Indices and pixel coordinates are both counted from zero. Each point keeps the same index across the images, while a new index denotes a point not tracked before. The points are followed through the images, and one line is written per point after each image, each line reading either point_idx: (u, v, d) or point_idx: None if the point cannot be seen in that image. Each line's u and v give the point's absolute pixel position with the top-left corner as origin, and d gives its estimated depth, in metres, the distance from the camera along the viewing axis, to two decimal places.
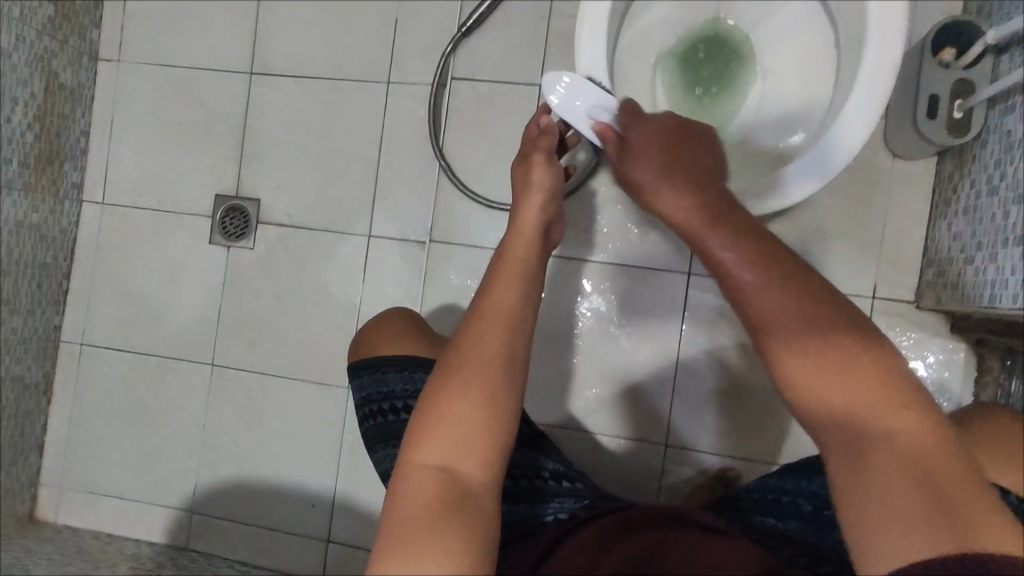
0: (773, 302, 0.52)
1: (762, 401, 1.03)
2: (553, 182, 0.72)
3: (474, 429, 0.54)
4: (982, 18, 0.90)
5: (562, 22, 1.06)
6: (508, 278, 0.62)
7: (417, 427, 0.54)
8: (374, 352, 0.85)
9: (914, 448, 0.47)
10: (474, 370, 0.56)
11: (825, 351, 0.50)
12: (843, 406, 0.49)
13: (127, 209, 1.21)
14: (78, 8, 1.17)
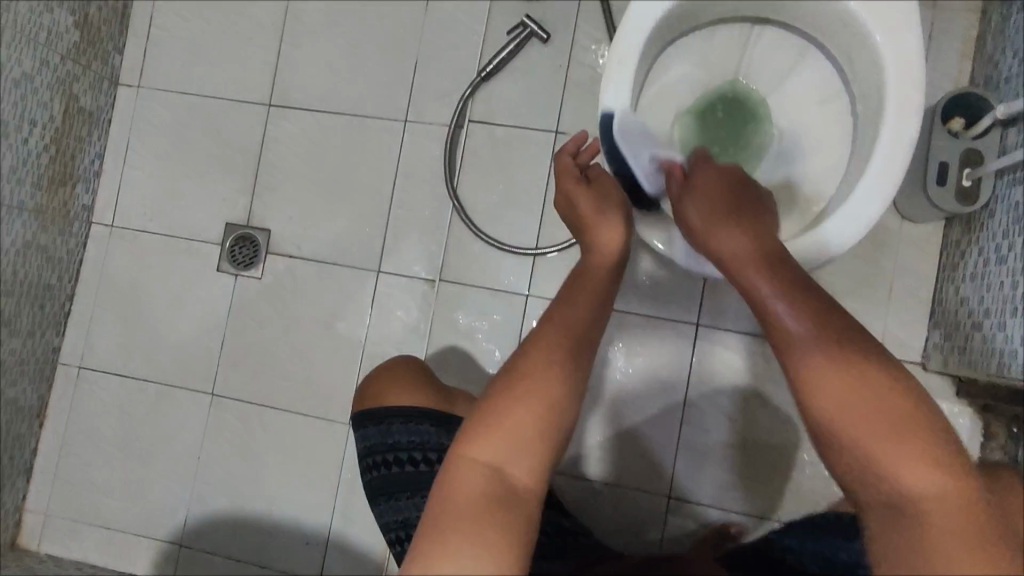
0: (814, 360, 0.51)
1: (769, 455, 1.02)
2: (621, 202, 0.71)
3: (530, 437, 0.54)
4: (991, 90, 0.93)
5: (580, 72, 1.08)
6: (583, 295, 0.63)
7: (472, 425, 0.55)
8: (378, 403, 0.85)
9: (953, 526, 0.46)
10: (540, 377, 0.56)
11: (872, 420, 0.48)
12: (880, 482, 0.48)
13: (136, 233, 1.21)
14: (102, 34, 1.18)
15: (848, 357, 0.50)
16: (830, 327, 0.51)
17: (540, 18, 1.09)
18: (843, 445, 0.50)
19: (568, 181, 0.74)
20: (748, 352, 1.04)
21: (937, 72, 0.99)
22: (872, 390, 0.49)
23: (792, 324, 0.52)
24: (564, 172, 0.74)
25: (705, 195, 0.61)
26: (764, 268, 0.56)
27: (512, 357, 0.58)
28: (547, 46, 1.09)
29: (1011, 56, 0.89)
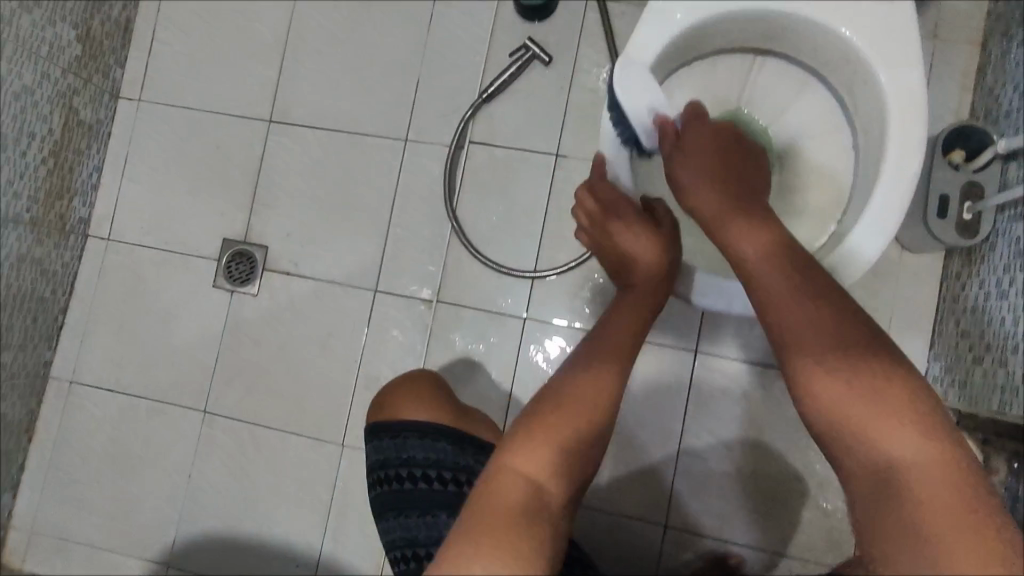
0: (787, 316, 0.57)
1: (767, 483, 1.01)
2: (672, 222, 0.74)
3: (564, 459, 0.60)
4: (991, 123, 0.93)
5: (581, 95, 1.08)
6: (626, 324, 0.69)
7: (516, 439, 0.61)
8: (395, 415, 0.83)
9: (927, 478, 0.49)
10: (578, 407, 0.63)
11: (843, 371, 0.54)
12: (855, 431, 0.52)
13: (132, 247, 1.20)
14: (104, 48, 1.18)
15: (817, 315, 0.56)
16: (801, 287, 0.58)
17: (542, 41, 1.10)
18: (818, 395, 0.55)
19: (603, 188, 0.74)
20: (748, 380, 1.03)
21: (938, 103, 0.99)
22: (841, 346, 0.55)
23: (768, 283, 0.59)
24: (600, 180, 0.75)
25: (695, 166, 0.68)
26: (745, 236, 0.62)
27: (547, 386, 0.66)
28: (549, 69, 1.09)
29: (1012, 90, 0.89)
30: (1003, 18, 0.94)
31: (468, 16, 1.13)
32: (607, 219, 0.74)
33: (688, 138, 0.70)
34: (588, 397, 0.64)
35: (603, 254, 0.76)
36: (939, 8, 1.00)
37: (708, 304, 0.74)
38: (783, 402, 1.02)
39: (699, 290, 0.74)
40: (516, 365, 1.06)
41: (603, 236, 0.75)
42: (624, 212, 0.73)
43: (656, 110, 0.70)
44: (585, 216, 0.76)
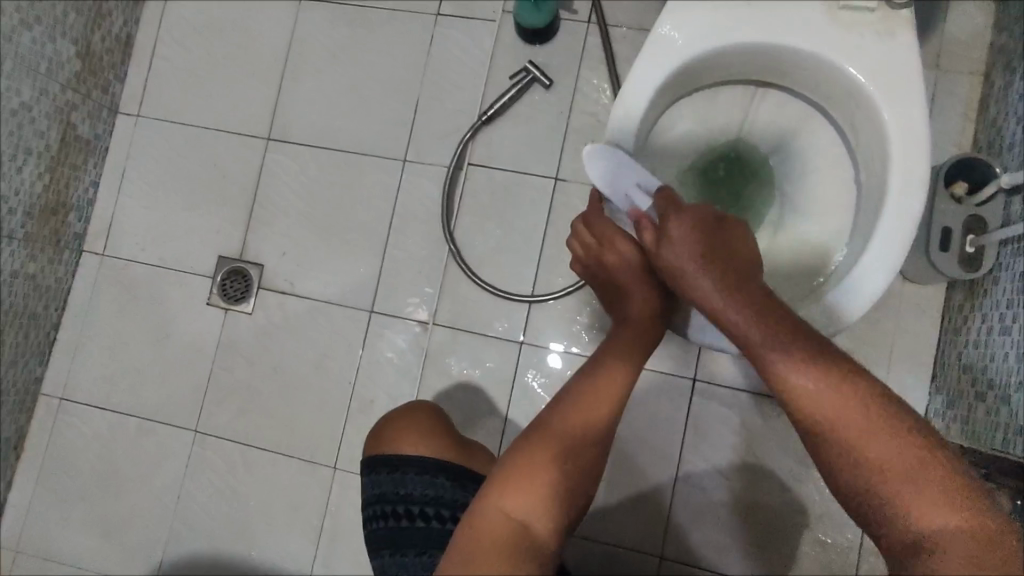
0: (817, 408, 0.53)
1: (766, 515, 0.99)
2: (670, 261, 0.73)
3: (552, 494, 0.60)
4: (994, 155, 0.92)
5: (582, 119, 1.07)
6: (619, 357, 0.68)
7: (503, 476, 0.61)
8: (395, 448, 0.81)
9: (974, 560, 0.46)
10: (567, 438, 0.63)
11: (878, 457, 0.51)
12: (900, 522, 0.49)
13: (127, 262, 1.19)
14: (104, 63, 1.18)
15: (843, 403, 0.52)
16: (826, 378, 0.53)
17: (543, 64, 1.09)
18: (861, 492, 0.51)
19: (598, 222, 0.73)
20: (746, 409, 1.02)
21: (940, 133, 0.98)
22: (872, 436, 0.51)
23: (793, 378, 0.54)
24: (594, 214, 0.74)
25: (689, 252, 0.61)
26: (763, 335, 0.56)
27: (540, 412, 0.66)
28: (549, 92, 1.08)
29: (1015, 122, 0.89)
30: (1006, 50, 0.94)
31: (469, 38, 1.13)
32: (602, 252, 0.73)
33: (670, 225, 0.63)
34: (578, 430, 0.64)
35: (601, 284, 0.76)
36: (942, 38, 0.99)
37: (703, 339, 0.73)
38: (783, 433, 1.00)
39: (695, 326, 0.73)
40: (512, 391, 1.05)
41: (601, 266, 0.74)
42: (619, 242, 0.71)
43: (631, 197, 0.71)
44: (581, 248, 0.75)
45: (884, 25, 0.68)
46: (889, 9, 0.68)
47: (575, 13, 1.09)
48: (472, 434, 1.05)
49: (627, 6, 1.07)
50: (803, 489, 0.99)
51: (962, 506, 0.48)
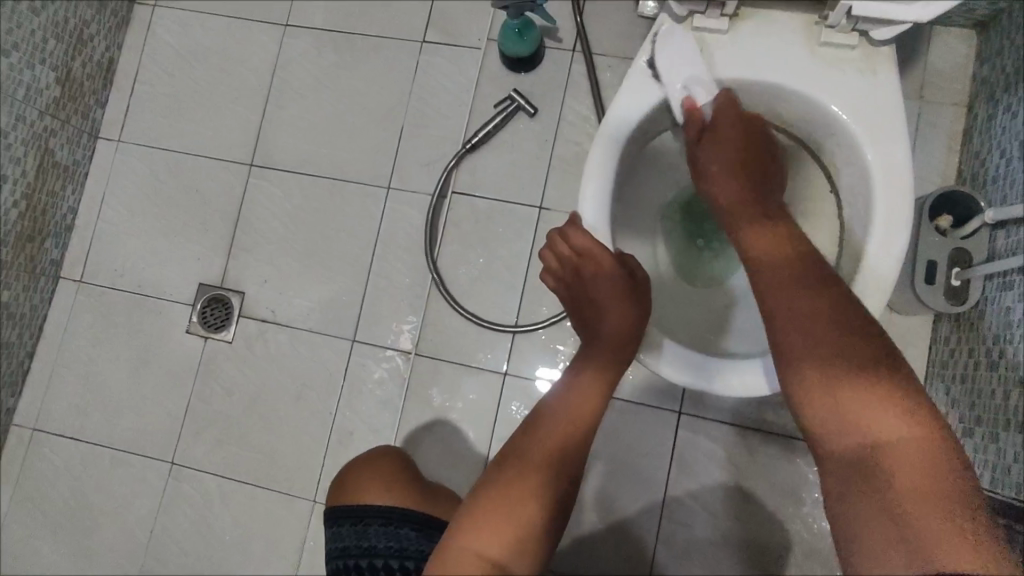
0: (789, 321, 0.58)
1: (754, 552, 0.97)
2: (643, 292, 0.70)
3: (523, 531, 0.60)
4: (978, 187, 0.92)
5: (567, 147, 1.07)
6: (588, 389, 0.68)
7: (474, 516, 0.60)
8: (356, 499, 0.81)
9: (912, 461, 0.50)
10: (539, 475, 0.63)
11: (838, 385, 0.54)
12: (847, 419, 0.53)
13: (104, 289, 1.17)
14: (84, 89, 1.17)
15: (821, 315, 0.57)
16: (805, 287, 0.59)
17: (528, 92, 1.09)
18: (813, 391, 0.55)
19: (576, 235, 0.70)
20: (732, 442, 1.00)
21: (924, 165, 0.98)
22: (844, 348, 0.55)
23: (785, 279, 0.60)
24: (571, 226, 0.71)
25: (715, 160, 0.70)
26: (755, 241, 0.65)
27: (509, 444, 0.66)
28: (534, 121, 1.08)
29: (998, 155, 0.89)
30: (988, 82, 0.94)
31: (454, 65, 1.12)
32: (580, 265, 0.71)
33: (716, 123, 0.69)
34: (553, 459, 0.64)
35: (573, 298, 0.73)
36: (925, 69, 0.99)
37: (670, 372, 0.68)
38: (769, 467, 0.99)
39: (665, 360, 0.68)
40: (495, 423, 1.03)
41: (577, 282, 0.72)
42: (598, 255, 0.69)
43: (688, 88, 0.69)
44: (556, 260, 0.73)
45: (865, 62, 0.68)
46: (870, 46, 0.68)
47: (559, 42, 1.08)
48: (454, 467, 1.03)
49: (612, 35, 1.07)
50: (791, 525, 0.97)
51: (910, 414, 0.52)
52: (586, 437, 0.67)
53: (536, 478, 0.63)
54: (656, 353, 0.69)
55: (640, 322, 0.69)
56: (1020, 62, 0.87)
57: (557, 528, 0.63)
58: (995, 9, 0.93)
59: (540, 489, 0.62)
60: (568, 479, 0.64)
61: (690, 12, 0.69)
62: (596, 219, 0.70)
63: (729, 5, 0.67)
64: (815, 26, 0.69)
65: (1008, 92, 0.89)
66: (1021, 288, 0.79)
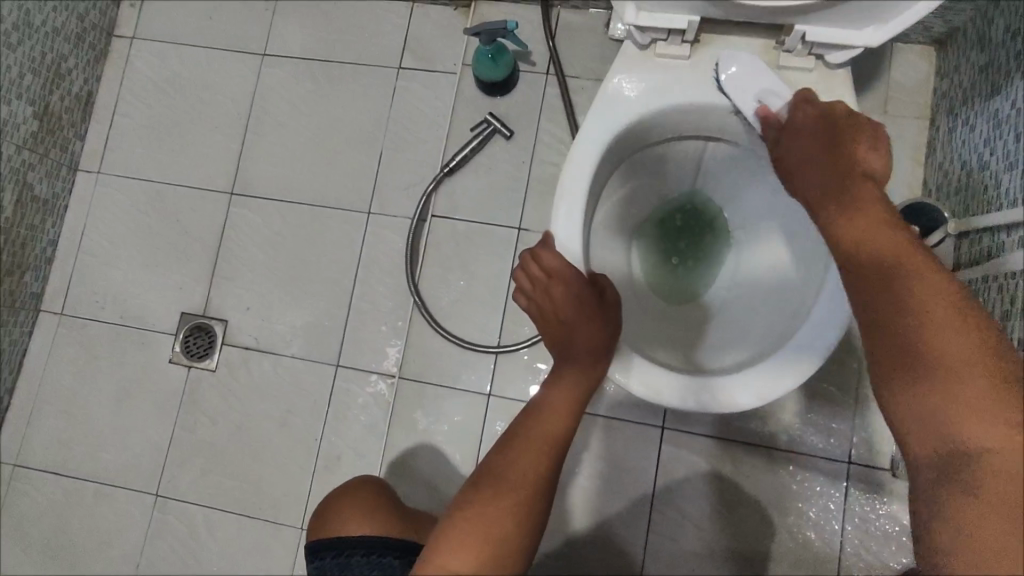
0: (900, 328, 0.54)
1: (742, 563, 0.98)
2: (612, 311, 0.70)
3: (499, 550, 0.60)
4: (942, 198, 0.95)
5: (543, 169, 1.09)
6: (559, 410, 0.69)
7: (448, 540, 0.60)
8: (337, 532, 0.81)
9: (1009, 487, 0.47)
10: (513, 494, 0.63)
11: (935, 385, 0.51)
12: (948, 437, 0.50)
13: (86, 321, 1.17)
14: (63, 123, 1.17)
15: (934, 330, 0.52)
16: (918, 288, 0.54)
17: (503, 115, 1.11)
18: (908, 403, 0.53)
19: (546, 256, 0.71)
20: (715, 454, 1.01)
21: (892, 177, 1.01)
22: (957, 364, 0.51)
23: (899, 279, 0.55)
24: (542, 246, 0.72)
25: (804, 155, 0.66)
26: (850, 230, 0.60)
27: (483, 464, 0.67)
28: (509, 143, 1.10)
29: (959, 168, 0.91)
30: (948, 96, 0.97)
31: (430, 90, 1.14)
32: (551, 285, 0.71)
33: (794, 125, 0.66)
34: (527, 478, 0.64)
35: (544, 317, 0.73)
36: (888, 84, 1.02)
37: (638, 388, 0.69)
38: (752, 479, 1.00)
39: (635, 373, 0.70)
40: (480, 444, 1.04)
41: (549, 302, 0.72)
42: (567, 275, 0.70)
43: (763, 100, 0.69)
44: (529, 281, 0.73)
45: (823, 86, 0.71)
46: (826, 70, 0.71)
47: (533, 66, 1.11)
48: (440, 489, 1.03)
49: (584, 58, 1.09)
50: (777, 535, 0.98)
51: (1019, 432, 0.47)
52: (558, 452, 0.67)
53: (512, 498, 0.63)
54: (628, 363, 0.70)
55: (608, 340, 0.69)
56: (976, 77, 0.90)
57: (534, 545, 0.64)
58: (952, 26, 0.96)
59: (515, 509, 0.62)
60: (542, 494, 0.65)
61: (653, 39, 0.72)
62: (568, 239, 0.72)
63: (689, 33, 0.69)
64: (773, 51, 0.71)
65: (966, 105, 0.92)
66: (986, 296, 0.80)
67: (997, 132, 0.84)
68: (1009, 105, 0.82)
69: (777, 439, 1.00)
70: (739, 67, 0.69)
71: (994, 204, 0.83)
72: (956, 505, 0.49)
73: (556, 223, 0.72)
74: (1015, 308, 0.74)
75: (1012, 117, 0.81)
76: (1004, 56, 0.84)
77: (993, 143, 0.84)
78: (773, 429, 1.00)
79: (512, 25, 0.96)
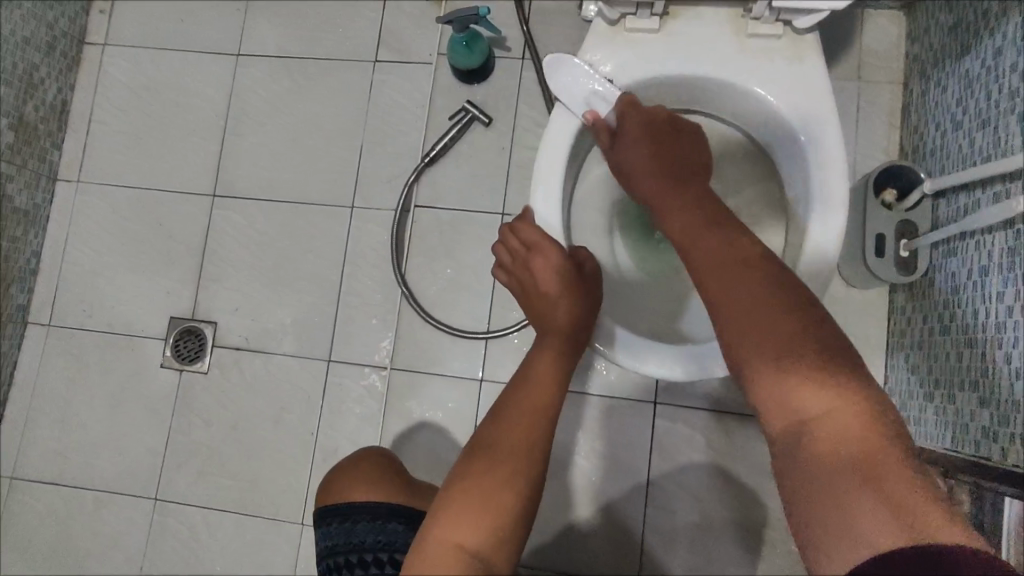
0: (731, 300, 0.56)
1: (738, 532, 0.99)
2: (592, 281, 0.71)
3: (501, 517, 0.60)
4: (917, 161, 0.96)
5: (524, 153, 1.09)
6: (546, 380, 0.69)
7: (444, 512, 0.59)
8: (343, 497, 0.81)
9: (840, 430, 0.48)
10: (509, 461, 0.63)
11: (761, 347, 0.53)
12: (791, 398, 0.51)
13: (74, 331, 1.16)
14: (39, 132, 1.16)
15: (763, 316, 0.54)
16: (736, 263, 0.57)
17: (481, 102, 1.11)
18: (759, 379, 0.53)
19: (525, 228, 0.71)
20: (708, 427, 1.02)
21: (868, 143, 1.02)
22: (772, 335, 0.53)
23: (713, 263, 0.58)
24: (522, 220, 0.73)
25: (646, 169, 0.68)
26: (678, 223, 0.63)
27: (475, 436, 0.66)
28: (489, 130, 1.10)
29: (933, 129, 0.92)
30: (919, 59, 0.98)
31: (407, 82, 1.14)
32: (530, 258, 0.71)
33: (626, 129, 0.70)
34: (523, 444, 0.64)
35: (524, 292, 0.73)
36: (860, 52, 1.03)
37: (627, 360, 0.71)
38: (746, 450, 1.01)
39: (622, 349, 0.71)
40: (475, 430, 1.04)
41: (527, 274, 0.72)
42: (547, 249, 0.70)
43: (592, 104, 0.72)
44: (508, 255, 0.74)
45: (792, 51, 0.71)
46: (794, 36, 0.71)
47: (508, 51, 1.11)
48: (438, 477, 1.03)
49: (558, 41, 1.10)
50: (771, 503, 0.99)
51: (831, 380, 0.50)
52: (551, 421, 0.67)
53: (510, 466, 0.63)
54: (612, 341, 0.72)
55: (589, 310, 0.70)
56: (946, 39, 0.91)
57: (533, 513, 0.63)
58: None
59: (513, 477, 0.62)
60: (537, 461, 0.64)
61: (622, 14, 0.72)
62: (546, 215, 0.73)
63: (657, 6, 0.70)
64: (742, 19, 0.72)
65: (938, 68, 0.93)
66: (964, 254, 0.81)
67: (968, 92, 0.85)
68: (979, 64, 0.83)
69: None
70: (564, 72, 0.72)
71: (967, 162, 0.84)
72: (807, 486, 0.47)
73: (534, 200, 0.73)
74: (992, 263, 0.75)
75: (983, 76, 0.82)
76: (973, 15, 0.84)
77: (965, 103, 0.85)
78: None
79: (484, 11, 0.96)
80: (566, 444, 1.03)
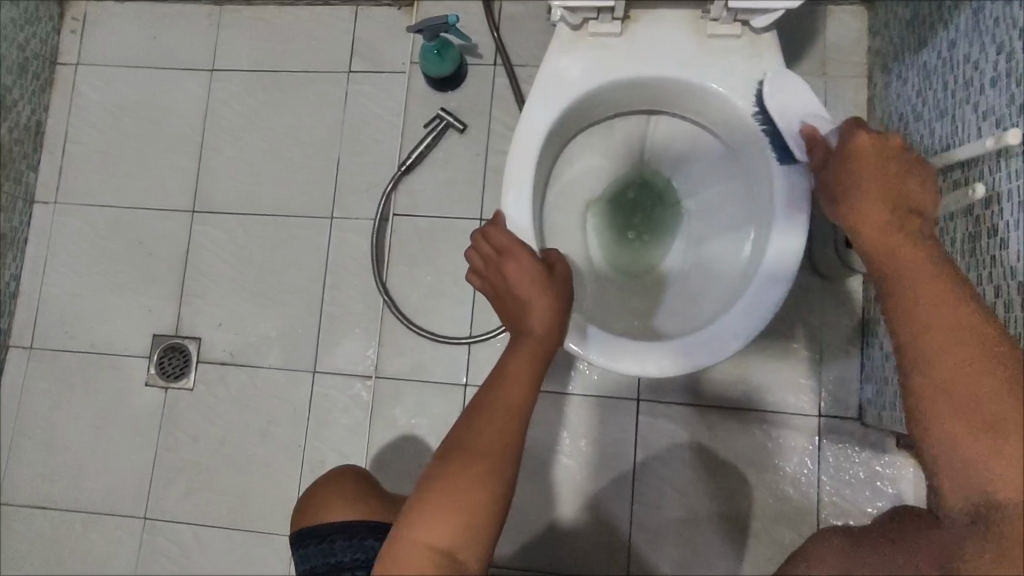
0: (936, 346, 0.52)
1: (725, 524, 1.00)
2: (563, 281, 0.71)
3: (473, 517, 0.61)
4: None
5: (499, 158, 1.10)
6: (521, 377, 0.66)
7: (417, 512, 0.61)
8: (321, 518, 0.82)
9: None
10: (481, 460, 0.62)
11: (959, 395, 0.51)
12: (970, 447, 0.50)
13: (56, 352, 1.16)
14: (14, 155, 1.16)
15: (972, 381, 0.50)
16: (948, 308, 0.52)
17: (455, 109, 1.12)
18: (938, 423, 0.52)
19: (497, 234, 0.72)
20: (691, 421, 1.03)
21: None
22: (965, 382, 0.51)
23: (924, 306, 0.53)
24: (493, 225, 0.73)
25: (863, 211, 0.59)
26: (894, 260, 0.56)
27: (450, 435, 0.65)
28: (463, 137, 1.11)
29: (896, 120, 0.94)
30: (881, 53, 1.00)
31: (381, 91, 1.15)
32: (503, 262, 0.71)
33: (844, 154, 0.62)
34: (496, 441, 0.64)
35: (498, 295, 0.72)
36: (824, 47, 1.05)
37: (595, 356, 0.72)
38: (729, 442, 1.02)
39: (594, 345, 0.72)
40: None
41: (500, 279, 0.72)
42: (517, 253, 0.71)
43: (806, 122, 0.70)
44: (479, 258, 0.73)
45: (751, 49, 0.73)
46: (753, 34, 0.73)
47: (480, 58, 1.12)
48: None
49: (529, 46, 1.11)
50: (757, 494, 1.01)
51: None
52: (523, 419, 0.66)
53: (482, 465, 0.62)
54: (584, 337, 0.72)
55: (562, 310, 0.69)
56: (904, 32, 0.93)
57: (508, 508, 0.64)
58: None
59: (485, 476, 0.62)
60: (510, 458, 0.64)
61: (584, 19, 0.73)
62: (516, 219, 0.74)
63: (618, 11, 0.71)
64: (700, 20, 0.74)
65: (898, 60, 0.95)
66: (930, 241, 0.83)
67: (927, 83, 0.87)
68: (935, 56, 0.85)
69: (749, 400, 1.02)
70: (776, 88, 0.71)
71: (928, 152, 0.86)
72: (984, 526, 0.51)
73: (506, 205, 0.75)
74: (956, 249, 0.77)
75: (939, 67, 0.84)
76: (928, 8, 0.86)
77: (924, 95, 0.87)
78: (744, 392, 1.03)
79: (453, 19, 0.97)
80: (552, 445, 1.04)
